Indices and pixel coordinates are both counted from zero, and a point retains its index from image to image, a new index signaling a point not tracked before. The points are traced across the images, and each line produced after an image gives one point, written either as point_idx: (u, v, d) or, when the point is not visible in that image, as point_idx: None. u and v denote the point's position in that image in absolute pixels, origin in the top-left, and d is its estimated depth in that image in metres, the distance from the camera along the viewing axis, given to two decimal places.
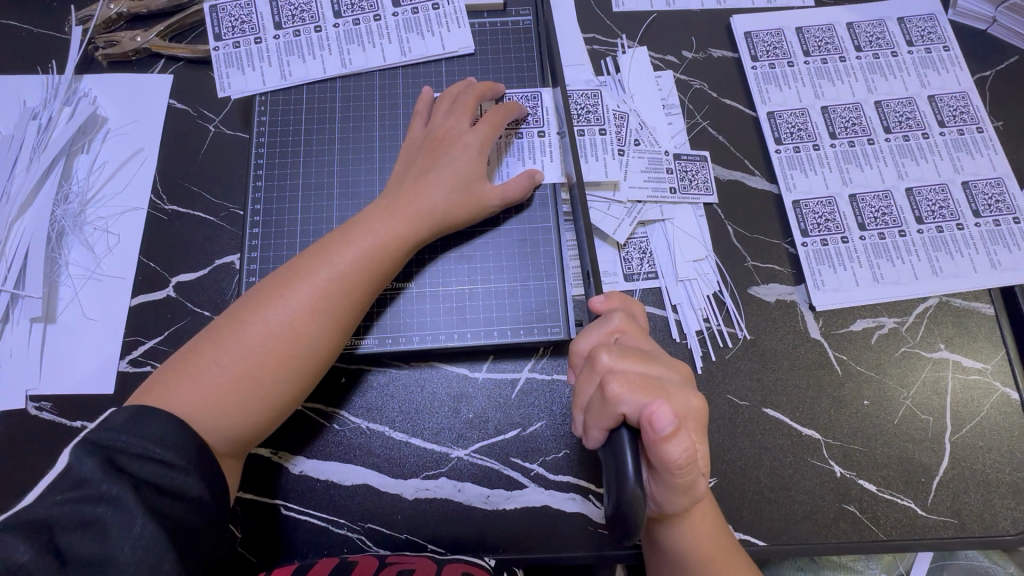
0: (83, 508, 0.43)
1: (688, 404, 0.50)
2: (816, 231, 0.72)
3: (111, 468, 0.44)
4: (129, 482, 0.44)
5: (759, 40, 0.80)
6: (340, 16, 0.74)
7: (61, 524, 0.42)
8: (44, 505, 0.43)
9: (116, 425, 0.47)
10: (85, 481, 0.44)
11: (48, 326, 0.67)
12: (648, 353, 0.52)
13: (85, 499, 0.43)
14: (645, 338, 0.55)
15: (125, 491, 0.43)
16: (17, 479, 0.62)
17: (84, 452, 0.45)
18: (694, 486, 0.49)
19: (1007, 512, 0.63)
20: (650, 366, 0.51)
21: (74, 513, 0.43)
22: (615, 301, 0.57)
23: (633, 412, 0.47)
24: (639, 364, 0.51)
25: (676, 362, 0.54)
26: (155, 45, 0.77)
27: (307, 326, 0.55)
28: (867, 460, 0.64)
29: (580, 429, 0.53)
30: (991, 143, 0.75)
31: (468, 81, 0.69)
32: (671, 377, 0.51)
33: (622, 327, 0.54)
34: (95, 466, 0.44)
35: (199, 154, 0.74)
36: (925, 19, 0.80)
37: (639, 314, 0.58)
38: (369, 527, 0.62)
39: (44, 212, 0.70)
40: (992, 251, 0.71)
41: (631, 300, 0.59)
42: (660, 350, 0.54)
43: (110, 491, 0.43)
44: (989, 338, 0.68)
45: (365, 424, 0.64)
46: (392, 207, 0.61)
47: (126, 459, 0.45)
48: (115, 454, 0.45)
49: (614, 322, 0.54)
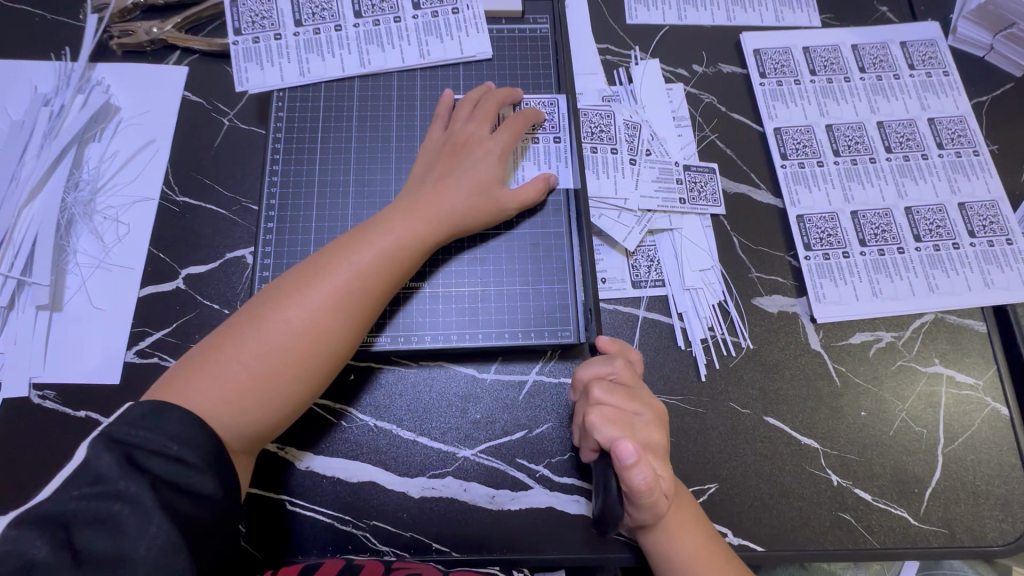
0: (100, 504, 0.43)
1: (654, 439, 0.56)
2: (819, 245, 0.74)
3: (130, 465, 0.44)
4: (147, 479, 0.44)
5: (768, 57, 0.82)
6: (360, 17, 0.74)
7: (77, 521, 0.42)
8: (59, 500, 0.43)
9: (132, 422, 0.47)
10: (102, 477, 0.44)
11: (54, 314, 0.67)
12: (633, 392, 0.59)
13: (102, 496, 0.43)
14: (636, 380, 0.60)
15: (143, 489, 0.44)
16: (20, 468, 0.61)
17: (102, 448, 0.45)
18: (657, 504, 0.54)
19: (996, 524, 0.65)
20: (631, 404, 0.58)
21: (93, 508, 0.43)
22: (616, 344, 0.62)
23: (605, 442, 0.55)
24: (621, 401, 0.57)
25: (654, 402, 0.59)
26: (171, 36, 0.77)
27: (326, 324, 0.56)
28: (863, 470, 0.66)
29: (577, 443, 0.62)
30: (987, 167, 0.78)
31: (488, 87, 0.71)
32: (645, 414, 0.57)
33: (617, 370, 0.60)
34: (114, 462, 0.44)
35: (212, 147, 0.74)
36: (926, 45, 0.83)
37: (636, 360, 0.63)
38: (373, 524, 0.62)
39: (54, 199, 0.69)
40: (986, 270, 0.73)
41: (630, 347, 0.63)
42: (647, 390, 0.60)
43: (127, 488, 0.43)
44: (981, 354, 0.71)
45: (373, 421, 0.65)
46: (411, 208, 0.62)
47: (145, 456, 0.45)
48: (133, 451, 0.45)
49: (611, 365, 0.60)
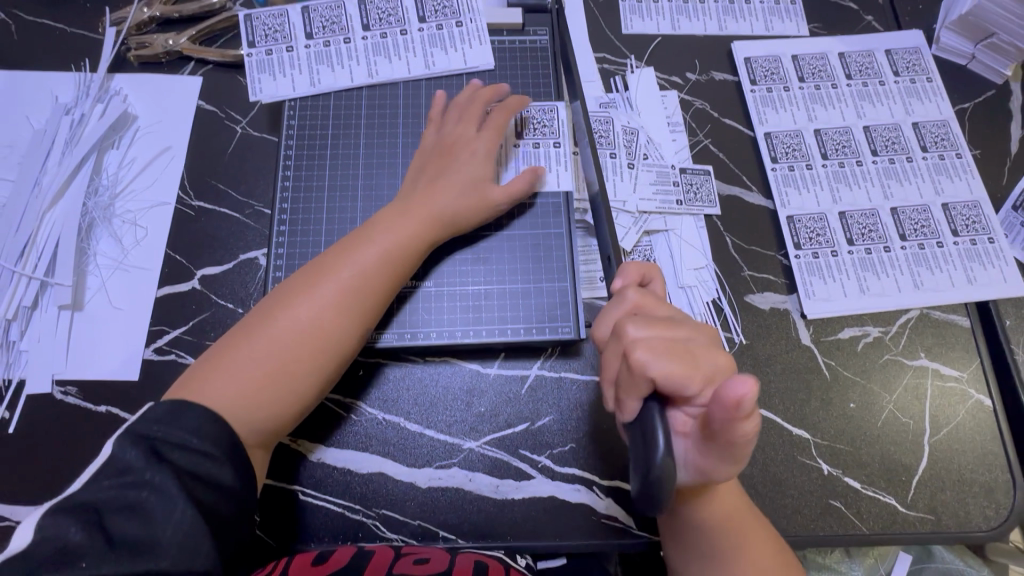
0: (126, 492, 0.46)
1: (719, 364, 0.52)
2: (808, 244, 0.77)
3: (155, 456, 0.47)
4: (169, 470, 0.47)
5: (759, 65, 0.85)
6: (369, 30, 0.78)
7: (108, 508, 0.45)
8: (92, 490, 0.46)
9: (154, 418, 0.49)
10: (129, 467, 0.47)
11: (75, 314, 0.70)
12: (671, 319, 0.54)
13: (129, 486, 0.46)
14: (662, 308, 0.56)
15: (169, 479, 0.46)
16: (43, 461, 0.64)
17: (127, 442, 0.48)
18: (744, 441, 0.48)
19: (980, 510, 0.68)
20: (675, 330, 0.52)
21: (119, 497, 0.45)
22: (634, 274, 0.58)
23: (664, 375, 0.48)
24: (664, 332, 0.52)
25: (698, 326, 0.54)
26: (186, 48, 0.80)
27: (332, 321, 0.59)
28: (852, 459, 0.69)
29: (612, 404, 0.53)
30: (969, 168, 0.81)
31: (475, 87, 0.74)
32: (696, 338, 0.52)
33: (639, 302, 0.55)
34: (138, 455, 0.47)
35: (225, 154, 0.77)
36: (911, 52, 0.86)
37: (656, 283, 0.60)
38: (383, 513, 0.65)
39: (76, 204, 0.72)
40: (969, 267, 0.76)
41: (648, 269, 0.60)
42: (681, 317, 0.55)
43: (152, 478, 0.46)
44: (965, 348, 0.74)
45: (381, 414, 0.68)
46: (407, 209, 0.65)
47: (167, 447, 0.48)
48: (157, 444, 0.48)
49: (631, 299, 0.55)
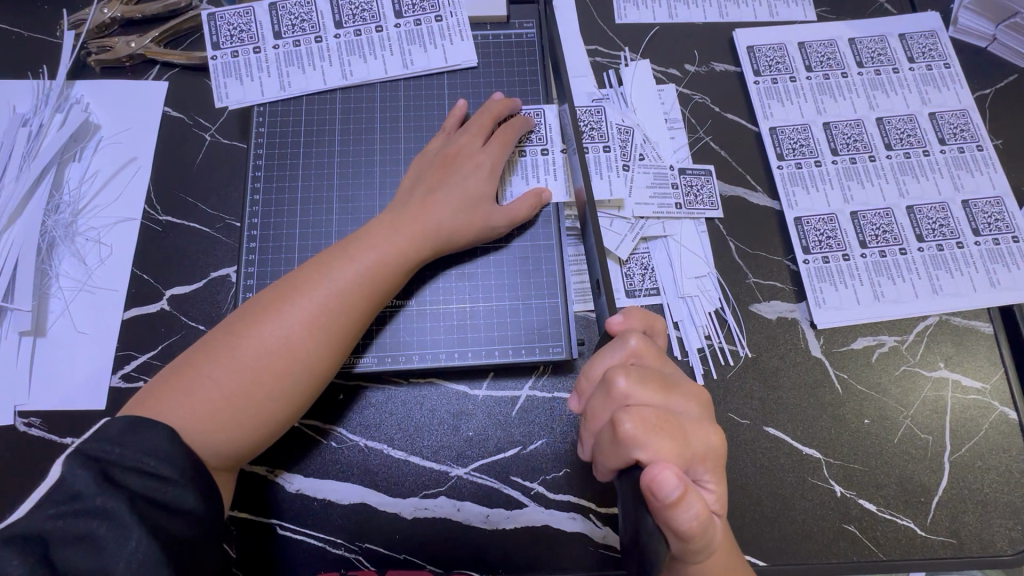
0: (75, 522, 0.42)
1: (709, 443, 0.48)
2: (817, 248, 0.71)
3: (106, 482, 0.43)
4: (124, 495, 0.43)
5: (762, 54, 0.79)
6: (341, 27, 0.73)
7: (54, 540, 0.41)
8: (35, 519, 0.42)
9: (109, 437, 0.46)
10: (78, 494, 0.42)
11: (37, 339, 0.66)
12: (670, 380, 0.49)
13: (79, 514, 0.42)
14: (663, 362, 0.51)
15: (130, 510, 0.43)
16: (5, 496, 0.60)
17: (77, 465, 0.44)
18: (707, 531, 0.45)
19: (1006, 533, 0.63)
20: (670, 399, 0.48)
21: (66, 526, 0.42)
22: (635, 319, 0.53)
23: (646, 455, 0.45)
24: (660, 396, 0.48)
25: (693, 390, 0.51)
26: (150, 51, 0.75)
27: (303, 341, 0.54)
28: (867, 480, 0.64)
29: (588, 454, 0.51)
30: (991, 162, 0.75)
31: (493, 97, 0.70)
32: (689, 412, 0.48)
33: (639, 350, 0.50)
34: (88, 478, 0.43)
35: (193, 164, 0.72)
36: (926, 36, 0.80)
37: (659, 335, 0.55)
38: (366, 547, 0.61)
39: (34, 222, 0.68)
40: (992, 270, 0.71)
41: (652, 318, 0.55)
42: (680, 374, 0.51)
43: (105, 504, 0.42)
44: (988, 357, 0.69)
45: (363, 441, 0.63)
46: (395, 223, 0.60)
47: (120, 472, 0.44)
48: (109, 467, 0.44)
49: (630, 346, 0.50)
